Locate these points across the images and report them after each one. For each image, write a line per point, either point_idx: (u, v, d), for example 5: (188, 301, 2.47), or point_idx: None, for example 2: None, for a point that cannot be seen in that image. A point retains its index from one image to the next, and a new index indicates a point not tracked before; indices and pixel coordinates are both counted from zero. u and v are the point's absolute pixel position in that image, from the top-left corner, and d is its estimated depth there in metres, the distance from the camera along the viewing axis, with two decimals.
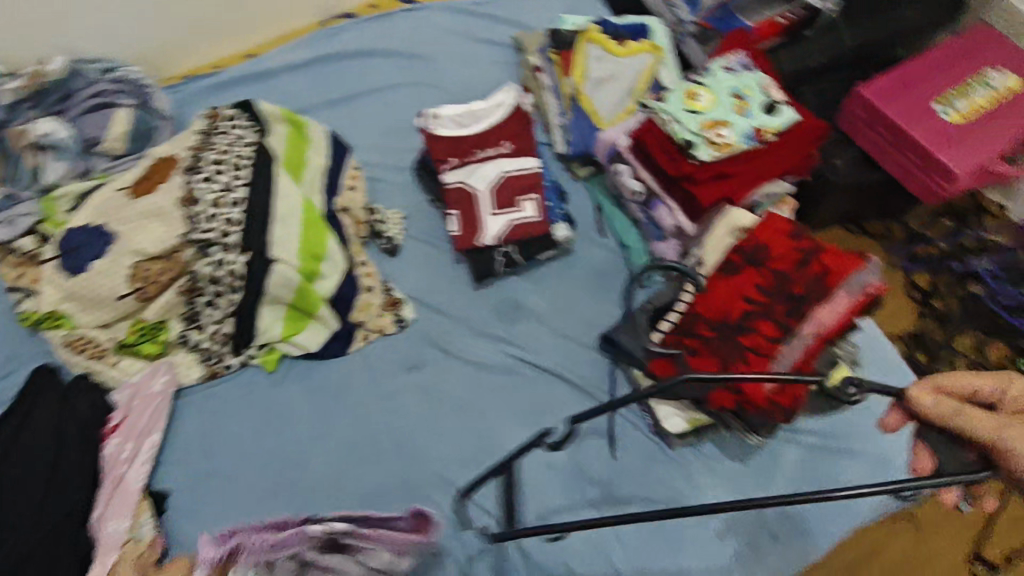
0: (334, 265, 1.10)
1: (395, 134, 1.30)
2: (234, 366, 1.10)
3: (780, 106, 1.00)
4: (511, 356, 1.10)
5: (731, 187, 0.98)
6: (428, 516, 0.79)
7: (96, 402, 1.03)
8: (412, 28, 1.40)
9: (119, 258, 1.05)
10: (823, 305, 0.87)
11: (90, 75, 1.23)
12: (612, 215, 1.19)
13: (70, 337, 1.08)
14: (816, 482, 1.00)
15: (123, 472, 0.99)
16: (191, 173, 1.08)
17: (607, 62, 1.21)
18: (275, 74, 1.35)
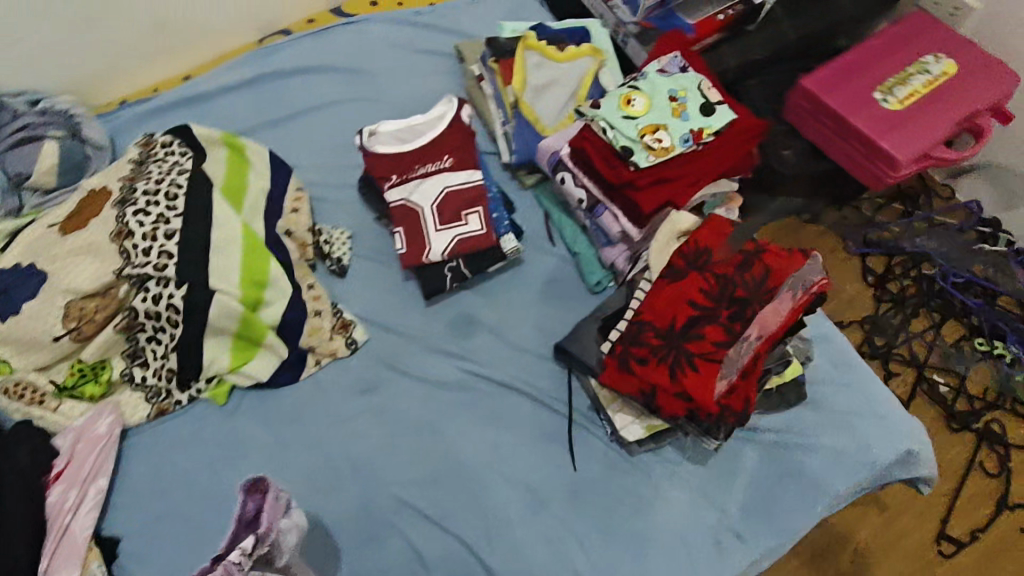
0: (278, 291, 1.07)
1: (339, 151, 1.27)
2: (183, 402, 1.07)
3: (717, 107, 1.01)
4: (467, 372, 1.08)
5: (672, 191, 0.98)
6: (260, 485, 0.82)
7: (37, 447, 0.99)
8: (352, 42, 1.37)
9: (51, 298, 1.02)
10: (765, 306, 0.87)
11: (15, 108, 1.19)
12: (561, 222, 1.18)
13: (7, 383, 1.03)
14: (777, 478, 1.00)
15: (68, 521, 0.96)
16: (123, 206, 1.05)
17: (546, 69, 1.20)
18: (212, 96, 1.31)
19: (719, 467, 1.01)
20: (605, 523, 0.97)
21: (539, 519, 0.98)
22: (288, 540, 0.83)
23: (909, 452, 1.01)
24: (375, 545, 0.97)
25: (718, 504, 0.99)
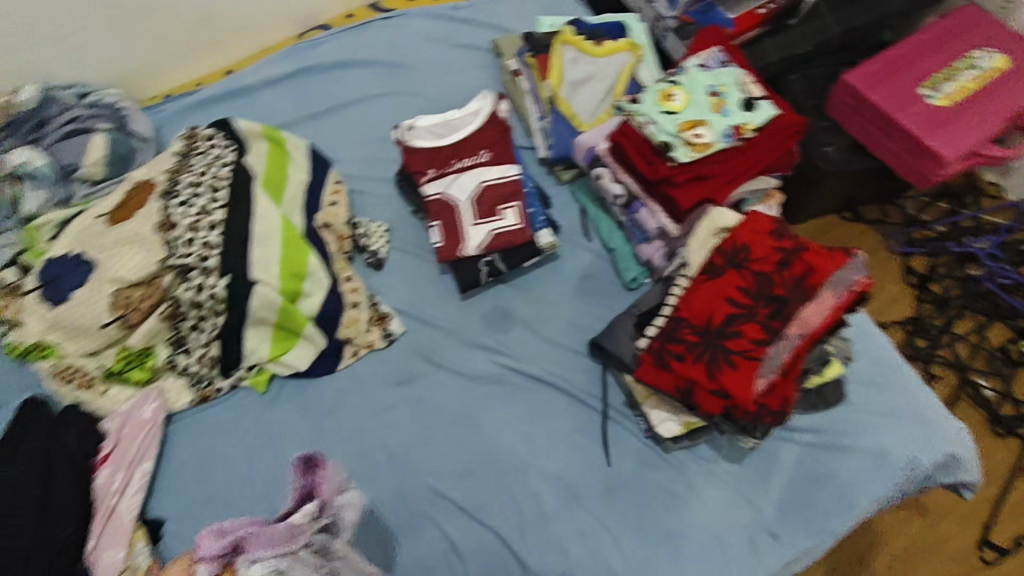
0: (317, 282, 1.09)
1: (377, 145, 1.29)
2: (224, 389, 1.10)
3: (758, 102, 0.98)
4: (502, 366, 1.09)
5: (711, 187, 0.97)
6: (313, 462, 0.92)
7: (85, 433, 1.04)
8: (391, 38, 1.39)
9: (99, 287, 1.04)
10: (806, 305, 0.86)
11: (65, 101, 1.22)
12: (597, 217, 1.17)
13: (58, 367, 1.08)
14: (813, 480, 0.99)
15: (115, 502, 0.99)
16: (168, 198, 1.07)
17: (584, 64, 1.19)
18: (254, 90, 1.34)
19: (755, 466, 1.00)
20: (639, 519, 0.97)
21: (572, 514, 0.98)
22: (346, 517, 0.87)
23: (951, 456, 0.98)
24: (410, 534, 0.98)
25: (753, 503, 0.98)
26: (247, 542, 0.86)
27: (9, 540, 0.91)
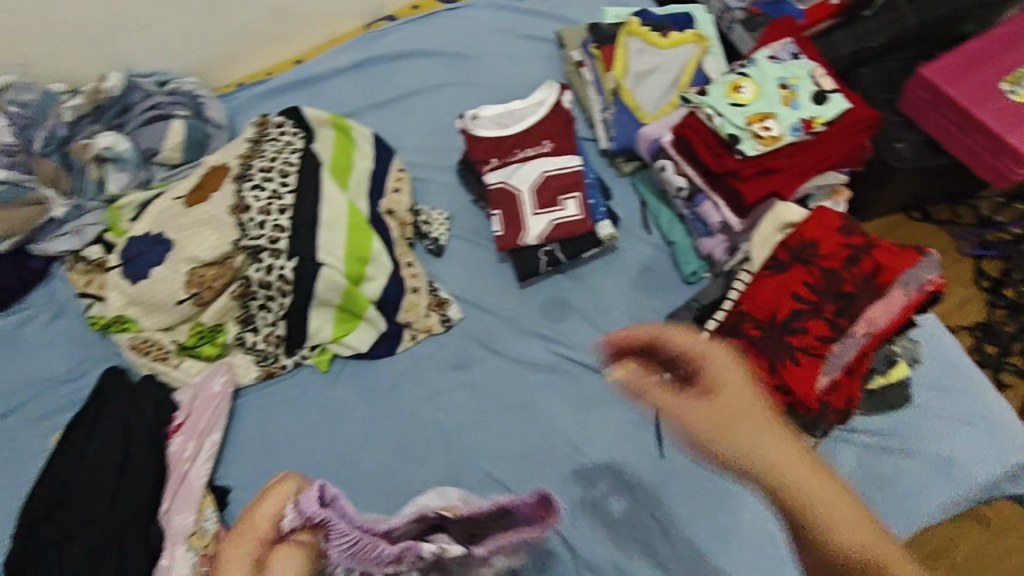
0: (380, 268, 1.12)
1: (439, 134, 1.31)
2: (289, 366, 1.14)
3: (829, 95, 0.96)
4: (559, 355, 1.10)
5: (779, 181, 0.95)
6: (550, 508, 0.85)
7: (160, 402, 1.09)
8: (456, 29, 1.40)
9: (176, 265, 1.10)
10: (874, 303, 0.85)
11: (146, 89, 1.28)
12: (658, 210, 1.17)
13: (136, 340, 1.14)
14: (874, 483, 0.96)
15: (186, 470, 1.05)
16: (241, 181, 1.11)
17: (649, 55, 1.19)
18: (323, 79, 1.38)
19: (812, 466, 0.98)
20: (692, 513, 0.97)
21: (624, 504, 0.99)
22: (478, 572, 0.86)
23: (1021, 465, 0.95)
24: None
25: None
26: (341, 532, 0.74)
27: (92, 499, 0.99)
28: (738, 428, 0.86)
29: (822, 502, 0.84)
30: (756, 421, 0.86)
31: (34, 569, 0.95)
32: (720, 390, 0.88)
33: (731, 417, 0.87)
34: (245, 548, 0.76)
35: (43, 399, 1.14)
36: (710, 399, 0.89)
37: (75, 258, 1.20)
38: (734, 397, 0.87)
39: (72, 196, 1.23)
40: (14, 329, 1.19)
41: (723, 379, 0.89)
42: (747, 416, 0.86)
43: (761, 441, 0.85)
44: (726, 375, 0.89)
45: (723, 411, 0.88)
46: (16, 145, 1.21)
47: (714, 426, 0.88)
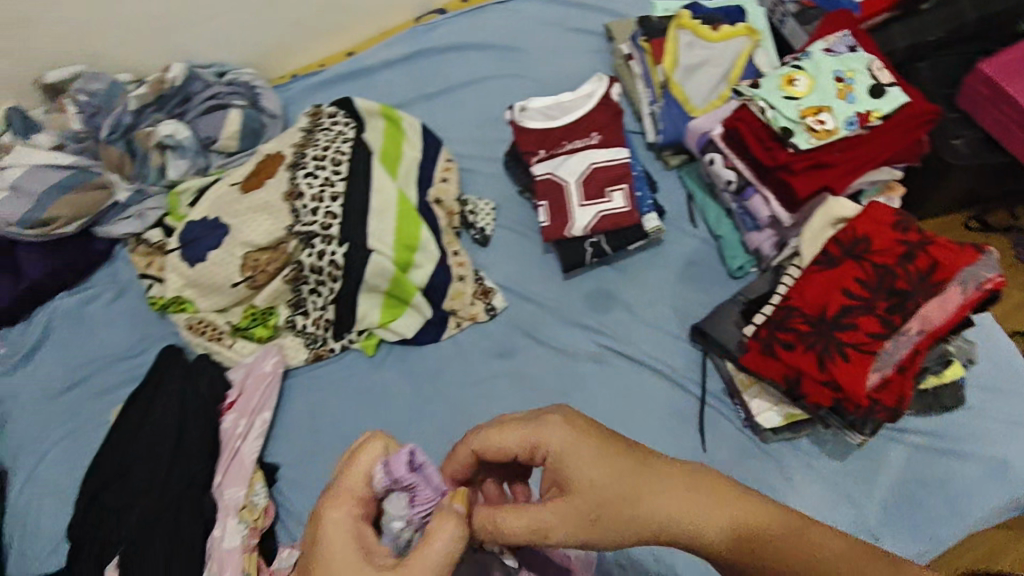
0: (428, 255, 1.15)
1: (487, 126, 1.33)
2: (337, 349, 1.17)
3: (887, 88, 0.95)
4: (602, 346, 1.11)
5: (831, 176, 0.94)
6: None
7: (215, 380, 1.13)
8: (504, 22, 1.42)
9: (233, 249, 1.14)
10: (930, 301, 0.83)
11: (206, 79, 1.32)
12: (705, 205, 1.17)
13: (193, 321, 1.19)
14: (922, 483, 0.95)
15: (238, 446, 1.08)
16: (295, 169, 1.15)
17: (699, 49, 1.18)
18: (374, 71, 1.41)
19: (858, 464, 0.98)
20: None
21: None
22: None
23: None
24: None
25: (854, 501, 0.96)
26: (425, 500, 0.58)
27: (150, 469, 1.04)
28: (592, 517, 0.60)
29: (773, 518, 0.58)
30: (631, 500, 0.60)
31: (99, 534, 1.01)
32: (568, 479, 0.61)
33: (589, 506, 0.60)
34: (342, 515, 0.57)
35: (104, 374, 1.19)
36: (568, 492, 0.61)
37: (137, 240, 1.26)
38: (565, 449, 0.62)
39: (135, 180, 1.27)
40: (78, 307, 1.24)
41: (570, 462, 0.62)
42: (614, 503, 0.60)
43: (648, 516, 0.59)
44: (570, 458, 0.61)
45: (575, 505, 0.60)
46: (83, 132, 1.26)
47: (581, 532, 0.60)
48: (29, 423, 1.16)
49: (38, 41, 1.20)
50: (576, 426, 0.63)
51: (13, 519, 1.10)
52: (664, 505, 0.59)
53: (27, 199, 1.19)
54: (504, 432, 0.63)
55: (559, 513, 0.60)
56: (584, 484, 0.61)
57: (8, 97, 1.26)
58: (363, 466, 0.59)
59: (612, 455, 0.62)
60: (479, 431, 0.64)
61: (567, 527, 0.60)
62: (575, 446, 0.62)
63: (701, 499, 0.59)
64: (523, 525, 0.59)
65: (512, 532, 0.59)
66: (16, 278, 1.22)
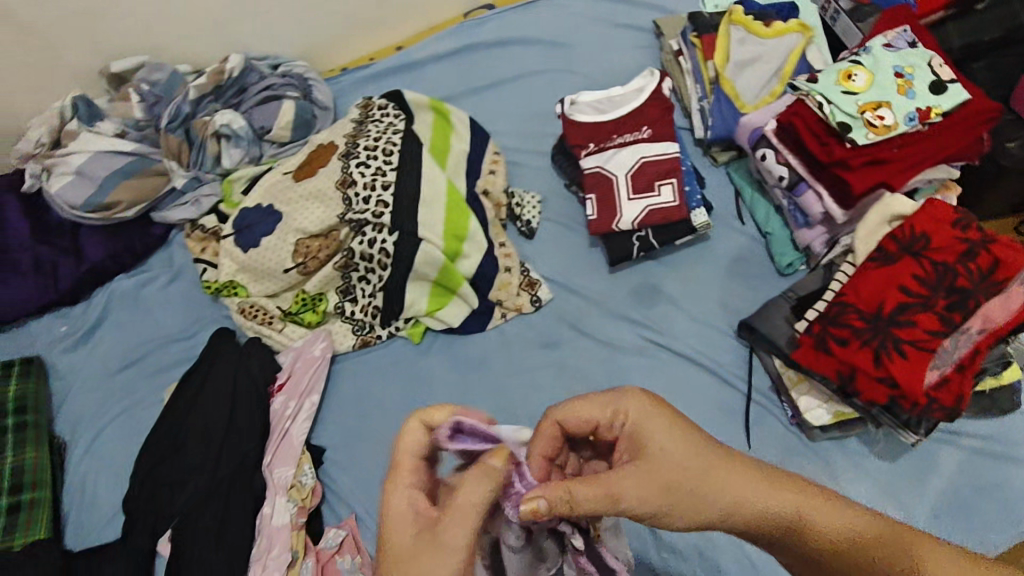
0: (476, 245, 1.16)
1: (534, 120, 1.34)
2: (384, 336, 1.19)
3: (948, 85, 0.95)
4: (647, 340, 1.11)
5: (887, 173, 0.95)
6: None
7: (265, 362, 1.15)
8: (552, 17, 1.43)
9: (286, 236, 1.17)
10: (990, 298, 0.85)
11: (261, 71, 1.35)
12: (753, 202, 1.17)
13: (244, 305, 1.22)
14: (975, 488, 0.94)
15: (288, 427, 1.11)
16: (347, 159, 1.17)
17: (750, 45, 1.18)
18: (423, 65, 1.43)
19: (909, 465, 0.97)
20: None
21: None
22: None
23: None
24: None
25: (904, 505, 0.94)
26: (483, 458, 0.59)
27: (204, 446, 1.07)
28: (666, 486, 0.61)
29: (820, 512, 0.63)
30: (697, 474, 0.63)
31: (153, 507, 1.05)
32: (645, 450, 0.63)
33: (663, 474, 0.62)
34: (399, 488, 0.59)
35: (160, 354, 1.23)
36: (643, 462, 0.62)
37: (192, 225, 1.29)
38: (642, 418, 0.65)
39: (191, 167, 1.30)
40: (135, 289, 1.28)
41: (646, 431, 0.64)
42: (685, 475, 0.62)
43: (711, 492, 0.62)
44: (646, 428, 0.64)
45: (651, 471, 0.62)
46: (144, 120, 1.30)
47: (650, 501, 0.61)
48: (87, 400, 1.20)
49: (106, 32, 1.23)
50: (652, 401, 0.66)
51: (71, 491, 1.14)
52: (724, 490, 0.63)
53: (90, 183, 1.25)
54: (583, 402, 0.65)
55: (637, 479, 0.61)
56: (659, 451, 0.63)
57: (74, 85, 1.30)
58: (414, 439, 0.60)
59: (684, 432, 0.65)
60: (561, 405, 0.65)
61: (642, 496, 0.61)
62: (654, 421, 0.64)
63: (754, 482, 0.64)
64: (601, 491, 0.59)
65: (587, 501, 0.58)
66: (78, 260, 1.27)
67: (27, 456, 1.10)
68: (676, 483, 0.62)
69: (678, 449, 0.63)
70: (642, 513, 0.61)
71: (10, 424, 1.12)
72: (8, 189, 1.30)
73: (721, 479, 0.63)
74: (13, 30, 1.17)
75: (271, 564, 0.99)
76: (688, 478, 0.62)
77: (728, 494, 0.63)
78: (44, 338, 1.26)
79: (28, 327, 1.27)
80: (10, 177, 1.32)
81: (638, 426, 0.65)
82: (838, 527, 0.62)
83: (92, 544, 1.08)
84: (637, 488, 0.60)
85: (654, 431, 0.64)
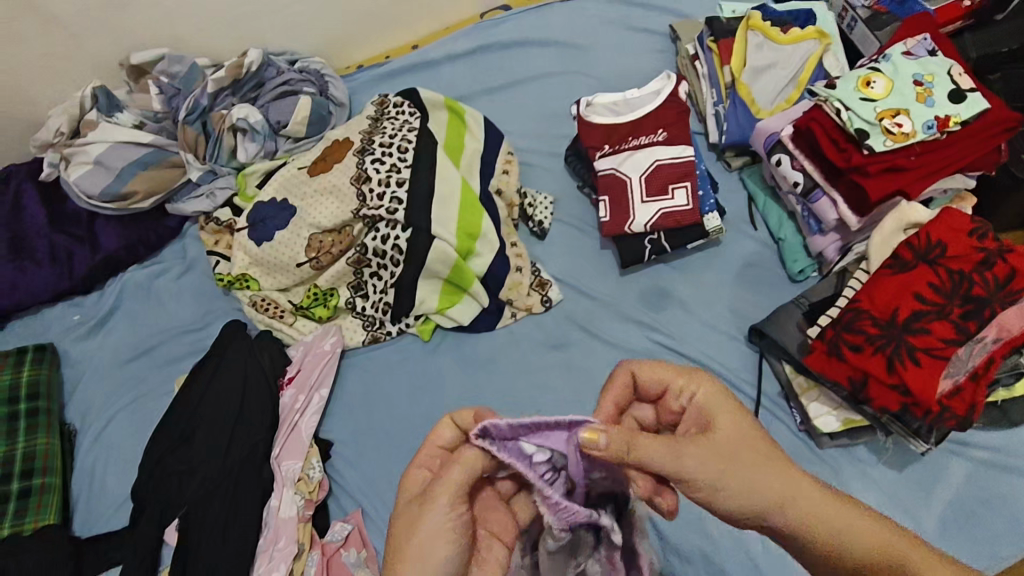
0: (488, 244, 1.16)
1: (548, 121, 1.35)
2: (393, 333, 1.19)
3: (967, 94, 0.95)
4: (657, 343, 1.11)
5: (904, 180, 0.95)
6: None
7: (275, 355, 1.17)
8: (569, 19, 1.43)
9: (300, 230, 1.18)
10: (1008, 307, 0.85)
11: (280, 66, 1.36)
12: (767, 207, 1.16)
13: (256, 298, 1.23)
14: (985, 500, 0.93)
15: (297, 420, 1.12)
16: (363, 155, 1.17)
17: (767, 50, 1.17)
18: (438, 64, 1.43)
19: (918, 476, 0.96)
20: None
21: None
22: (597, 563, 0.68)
23: None
24: None
25: (913, 515, 0.94)
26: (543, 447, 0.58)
27: (212, 437, 1.07)
28: (723, 460, 0.60)
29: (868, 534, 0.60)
30: (752, 463, 0.61)
31: (161, 496, 1.05)
32: (713, 426, 0.63)
33: (722, 450, 0.61)
34: (419, 467, 0.65)
35: (171, 345, 1.24)
36: (709, 437, 0.61)
37: (206, 218, 1.30)
38: (711, 398, 0.64)
39: (207, 161, 1.31)
40: (148, 280, 1.29)
41: (713, 411, 0.64)
42: (742, 457, 0.61)
43: (757, 482, 0.61)
44: (714, 409, 0.64)
45: (712, 443, 0.61)
46: (163, 112, 1.33)
47: (705, 471, 0.59)
48: (98, 389, 1.21)
49: (128, 23, 1.24)
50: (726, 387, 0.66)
51: (80, 478, 1.15)
52: (775, 483, 0.61)
53: (108, 173, 1.27)
54: (661, 367, 0.66)
55: (699, 449, 0.60)
56: (721, 429, 0.62)
57: (94, 76, 1.31)
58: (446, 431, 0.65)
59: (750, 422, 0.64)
60: (641, 362, 0.67)
61: (701, 464, 0.60)
62: (725, 403, 0.64)
63: (795, 486, 0.61)
64: (665, 445, 0.59)
65: (647, 450, 0.58)
66: (92, 249, 1.28)
67: (38, 442, 1.11)
68: (734, 464, 0.60)
69: (741, 434, 0.62)
70: (697, 483, 0.59)
71: (22, 410, 1.13)
72: (26, 177, 1.32)
73: (776, 475, 0.61)
74: (37, 20, 1.18)
75: (277, 556, 1.00)
76: (745, 461, 0.61)
77: (780, 490, 0.61)
78: (58, 325, 1.27)
79: (42, 314, 1.28)
80: (28, 166, 1.33)
81: (706, 407, 0.64)
82: (849, 537, 0.60)
83: (99, 531, 1.09)
84: (698, 456, 0.60)
85: (721, 411, 0.64)
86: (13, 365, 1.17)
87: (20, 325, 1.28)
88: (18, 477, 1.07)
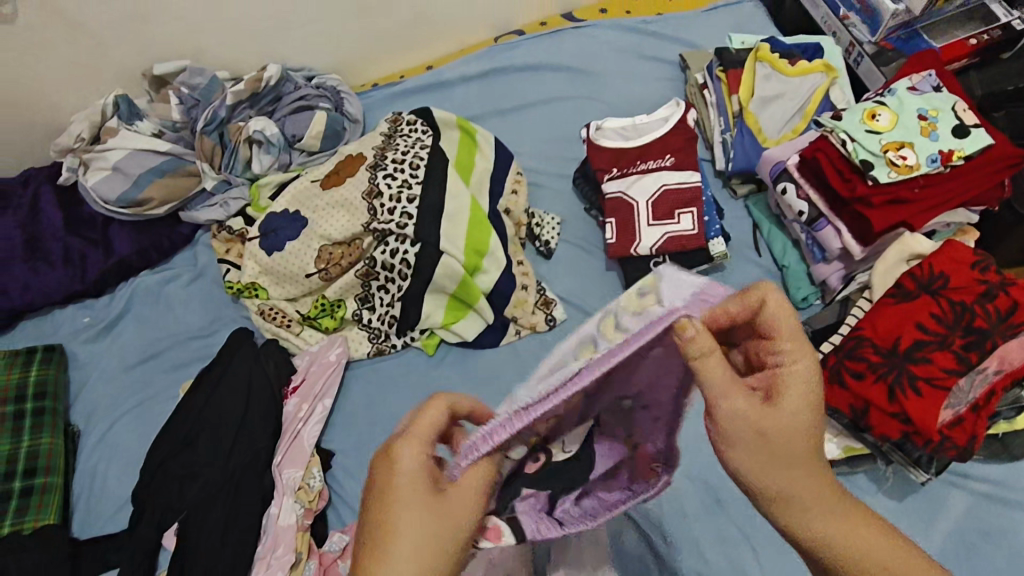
0: (495, 261, 1.18)
1: (557, 144, 1.37)
2: (398, 346, 1.21)
3: (971, 130, 0.97)
4: None
5: (907, 212, 0.97)
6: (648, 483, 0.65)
7: (281, 363, 1.18)
8: (581, 46, 1.46)
9: (310, 242, 1.19)
10: (1010, 339, 0.86)
11: (297, 81, 1.39)
12: (771, 234, 1.18)
13: (264, 307, 1.24)
14: (984, 533, 0.93)
15: (299, 428, 1.12)
16: (375, 170, 1.20)
17: (775, 81, 1.21)
18: (452, 84, 1.46)
19: (917, 506, 0.96)
20: None
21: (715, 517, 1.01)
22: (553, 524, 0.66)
23: None
24: None
25: None
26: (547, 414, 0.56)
27: (215, 442, 1.08)
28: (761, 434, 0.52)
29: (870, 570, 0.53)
30: (795, 455, 0.53)
31: (161, 500, 1.05)
32: (783, 398, 0.53)
33: (771, 424, 0.52)
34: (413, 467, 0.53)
35: (177, 350, 1.25)
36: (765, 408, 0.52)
37: (219, 226, 1.31)
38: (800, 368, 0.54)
39: (222, 170, 1.34)
40: (159, 286, 1.31)
41: (797, 383, 0.54)
42: (788, 447, 0.52)
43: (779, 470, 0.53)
44: (796, 379, 0.54)
45: (765, 411, 0.52)
46: (181, 122, 1.36)
47: (738, 428, 0.52)
48: (104, 391, 1.22)
49: (155, 34, 1.27)
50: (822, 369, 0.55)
51: (82, 478, 1.15)
52: (801, 482, 0.53)
53: (125, 180, 1.29)
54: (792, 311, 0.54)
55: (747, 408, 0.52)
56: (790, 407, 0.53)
57: (117, 85, 1.34)
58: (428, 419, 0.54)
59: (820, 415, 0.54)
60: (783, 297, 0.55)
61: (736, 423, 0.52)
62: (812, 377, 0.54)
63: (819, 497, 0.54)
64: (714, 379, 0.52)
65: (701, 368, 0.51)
66: (106, 253, 1.30)
67: (43, 441, 1.12)
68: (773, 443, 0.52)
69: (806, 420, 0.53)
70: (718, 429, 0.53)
71: (29, 409, 1.14)
72: (45, 180, 1.34)
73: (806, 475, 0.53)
74: (66, 28, 1.21)
75: (275, 563, 1.00)
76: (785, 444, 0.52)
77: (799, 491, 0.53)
78: (67, 327, 1.28)
79: (52, 316, 1.30)
80: (47, 169, 1.36)
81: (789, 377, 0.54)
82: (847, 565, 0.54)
83: (97, 534, 1.09)
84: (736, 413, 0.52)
85: (804, 386, 0.53)
86: (22, 364, 1.18)
87: (31, 325, 1.29)
88: (21, 475, 1.08)
